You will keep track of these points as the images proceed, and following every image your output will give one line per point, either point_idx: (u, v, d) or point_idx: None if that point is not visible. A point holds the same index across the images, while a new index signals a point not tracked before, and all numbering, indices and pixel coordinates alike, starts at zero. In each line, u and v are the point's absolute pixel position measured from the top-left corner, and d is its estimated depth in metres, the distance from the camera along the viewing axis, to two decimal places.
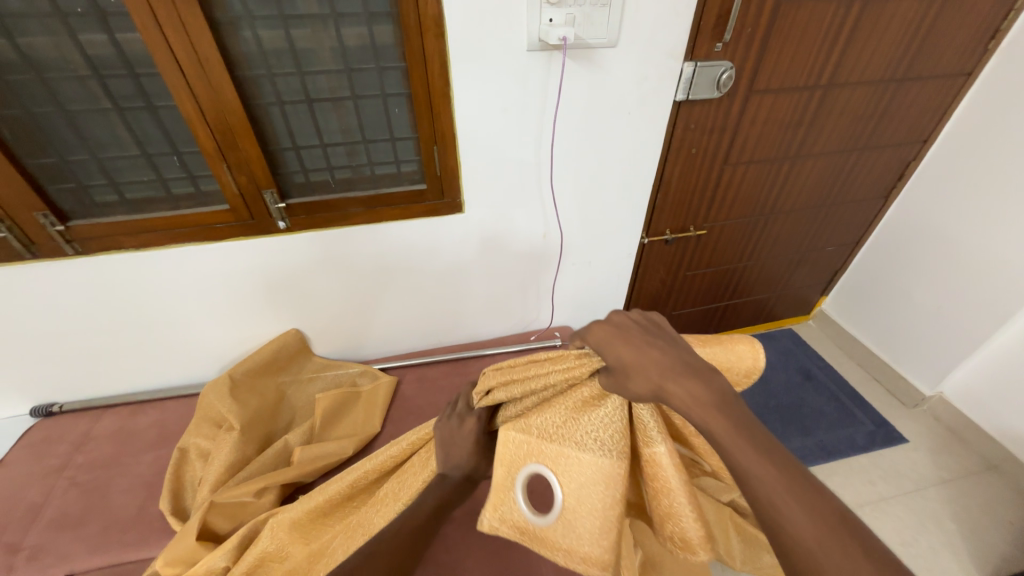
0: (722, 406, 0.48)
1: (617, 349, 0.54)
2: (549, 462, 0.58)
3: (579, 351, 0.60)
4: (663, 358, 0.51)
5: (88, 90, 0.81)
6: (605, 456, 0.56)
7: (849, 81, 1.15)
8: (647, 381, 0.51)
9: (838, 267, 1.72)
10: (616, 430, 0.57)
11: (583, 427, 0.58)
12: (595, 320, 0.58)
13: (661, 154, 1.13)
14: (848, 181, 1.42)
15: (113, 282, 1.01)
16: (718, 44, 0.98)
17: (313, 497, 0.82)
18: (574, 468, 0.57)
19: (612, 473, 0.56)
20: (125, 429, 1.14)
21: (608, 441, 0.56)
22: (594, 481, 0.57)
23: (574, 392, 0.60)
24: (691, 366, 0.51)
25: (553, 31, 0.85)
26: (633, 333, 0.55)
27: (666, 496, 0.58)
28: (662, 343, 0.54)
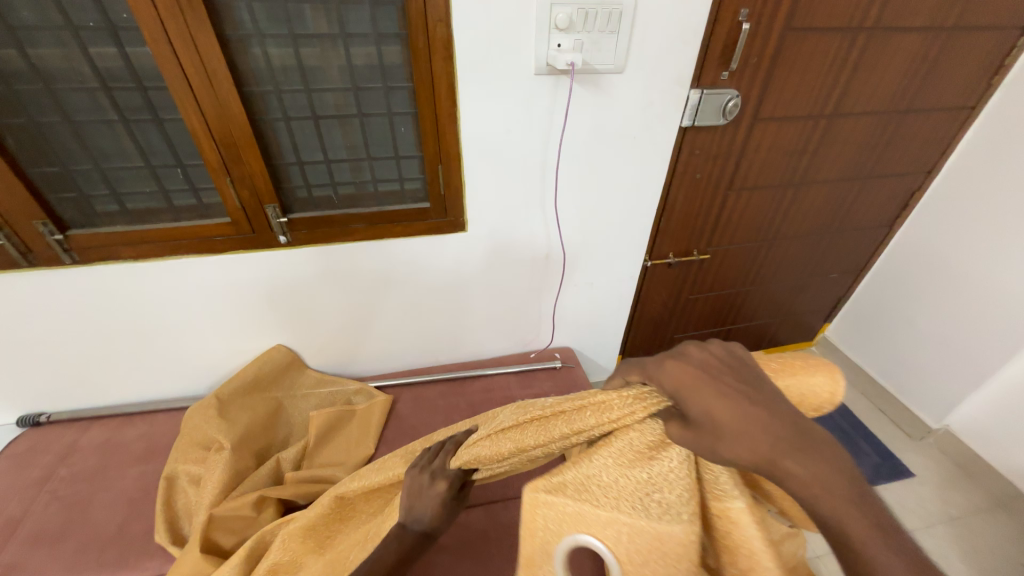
0: (846, 488, 0.40)
1: (704, 398, 0.46)
2: (598, 532, 0.49)
3: (629, 392, 0.54)
4: (772, 421, 0.43)
5: (95, 101, 0.81)
6: (674, 525, 0.46)
7: (854, 111, 1.16)
8: (750, 445, 0.43)
9: (842, 295, 1.71)
10: (685, 490, 0.48)
11: (639, 484, 0.50)
12: (674, 359, 0.50)
13: (665, 179, 1.13)
14: (852, 210, 1.42)
15: (108, 292, 0.99)
16: (724, 72, 0.98)
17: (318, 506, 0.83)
18: (630, 537, 0.48)
19: (687, 545, 0.46)
20: (112, 441, 1.11)
21: (676, 505, 0.47)
22: (663, 553, 0.47)
23: (625, 440, 0.53)
24: (803, 432, 0.42)
25: (561, 56, 0.85)
26: (730, 378, 0.47)
27: (752, 570, 0.48)
28: (766, 394, 0.45)
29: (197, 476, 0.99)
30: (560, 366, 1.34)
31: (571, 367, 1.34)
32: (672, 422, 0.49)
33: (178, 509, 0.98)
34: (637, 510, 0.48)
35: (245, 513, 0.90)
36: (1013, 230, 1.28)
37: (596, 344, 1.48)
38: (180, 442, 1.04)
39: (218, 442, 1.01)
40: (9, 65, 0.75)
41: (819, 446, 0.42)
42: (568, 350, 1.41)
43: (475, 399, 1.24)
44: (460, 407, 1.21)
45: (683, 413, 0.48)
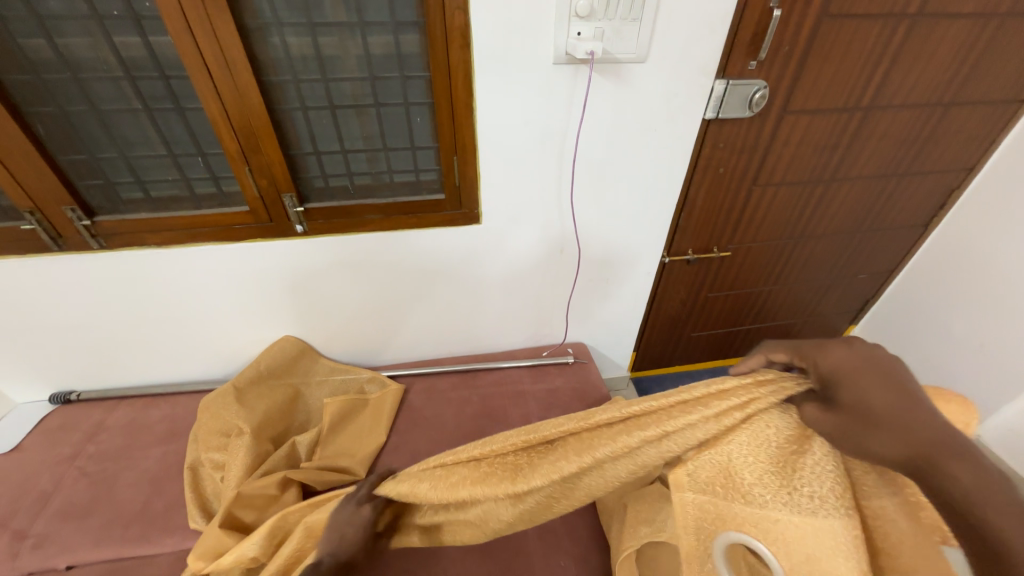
0: (1007, 497, 0.40)
1: (859, 389, 0.50)
2: (751, 524, 0.53)
3: (763, 377, 0.58)
4: (925, 421, 0.46)
5: (121, 90, 0.83)
6: (831, 517, 0.49)
7: (892, 103, 1.10)
8: (902, 444, 0.46)
9: (870, 297, 1.64)
10: (834, 482, 0.50)
11: (786, 476, 0.52)
12: (825, 349, 0.55)
13: (686, 173, 1.10)
14: (886, 207, 1.35)
15: (133, 278, 1.02)
16: (753, 62, 0.94)
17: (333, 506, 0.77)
18: (782, 527, 0.51)
19: (840, 537, 0.48)
20: (137, 421, 1.15)
21: (828, 496, 0.50)
22: (815, 547, 0.49)
23: (758, 429, 0.55)
24: (959, 442, 0.44)
25: (580, 45, 0.83)
26: (883, 377, 0.50)
27: (900, 568, 0.49)
28: (921, 400, 0.48)
29: (219, 463, 1.02)
30: (572, 362, 1.32)
31: (584, 364, 1.33)
32: (809, 405, 0.54)
33: (206, 495, 1.00)
34: (790, 503, 0.51)
35: (268, 492, 0.94)
36: None
37: (610, 340, 1.46)
38: (199, 428, 1.07)
39: (235, 424, 1.04)
40: (39, 54, 0.77)
41: (980, 457, 0.43)
42: (581, 346, 1.39)
43: (487, 392, 1.24)
44: (472, 400, 1.22)
45: (830, 399, 0.52)
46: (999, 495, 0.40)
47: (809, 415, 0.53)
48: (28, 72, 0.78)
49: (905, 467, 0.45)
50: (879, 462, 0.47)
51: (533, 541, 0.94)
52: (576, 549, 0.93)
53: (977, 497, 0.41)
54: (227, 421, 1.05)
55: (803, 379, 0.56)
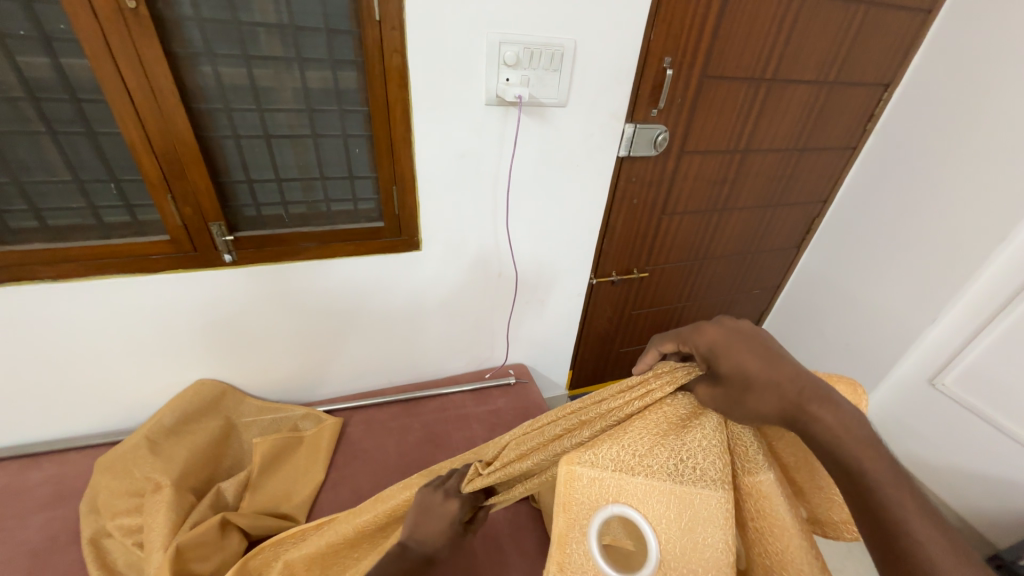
0: (859, 430, 0.51)
1: (739, 359, 0.58)
2: (636, 501, 0.55)
3: (660, 368, 0.65)
4: (794, 377, 0.55)
5: (19, 111, 0.76)
6: (708, 487, 0.55)
7: (763, 147, 1.34)
8: (778, 401, 0.54)
9: (763, 309, 1.91)
10: (716, 456, 0.57)
11: (673, 450, 0.57)
12: (707, 327, 0.64)
13: (607, 204, 1.24)
14: (767, 232, 1.61)
15: (19, 317, 0.90)
16: (654, 109, 1.11)
17: (314, 541, 0.83)
18: (663, 501, 0.55)
19: (718, 507, 0.54)
20: (11, 487, 0.98)
21: (711, 470, 0.56)
22: (699, 517, 0.54)
23: (660, 412, 0.61)
24: (820, 390, 0.54)
25: (509, 89, 0.93)
26: (756, 345, 0.59)
27: (780, 533, 0.56)
28: (787, 360, 0.57)
29: (132, 526, 0.90)
30: (514, 382, 1.37)
31: (525, 383, 1.38)
32: (702, 385, 0.61)
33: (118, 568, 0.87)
34: (673, 474, 0.56)
35: (210, 537, 0.86)
36: (892, 251, 1.52)
37: (548, 359, 1.54)
38: (98, 491, 0.92)
39: (154, 479, 0.92)
40: None
41: (835, 401, 0.53)
42: (522, 367, 1.44)
43: (429, 418, 1.24)
44: (414, 428, 1.20)
45: (715, 373, 0.60)
46: (857, 432, 0.50)
47: (702, 394, 0.60)
48: None
49: (787, 418, 0.53)
50: (764, 421, 0.55)
51: (483, 562, 0.94)
52: (525, 563, 0.95)
53: (842, 435, 0.50)
54: (139, 476, 0.93)
55: (692, 366, 0.63)
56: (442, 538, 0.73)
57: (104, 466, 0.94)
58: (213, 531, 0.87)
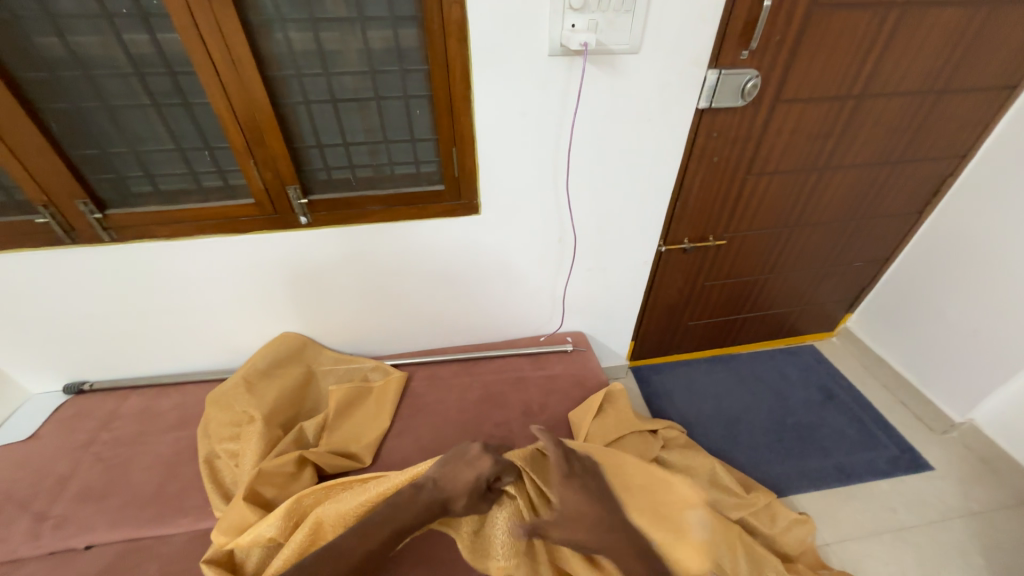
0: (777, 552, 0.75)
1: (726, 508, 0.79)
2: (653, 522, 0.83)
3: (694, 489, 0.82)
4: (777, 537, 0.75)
5: (130, 86, 0.85)
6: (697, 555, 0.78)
7: (884, 91, 1.12)
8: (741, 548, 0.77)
9: (865, 285, 1.67)
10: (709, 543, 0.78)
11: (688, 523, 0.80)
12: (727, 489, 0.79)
13: (682, 163, 1.12)
14: (879, 195, 1.37)
15: (145, 269, 1.06)
16: (745, 52, 0.96)
17: (366, 490, 0.88)
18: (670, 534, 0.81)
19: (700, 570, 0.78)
20: (149, 410, 1.19)
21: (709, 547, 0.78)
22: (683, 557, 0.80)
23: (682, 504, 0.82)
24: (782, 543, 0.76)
25: (575, 36, 0.85)
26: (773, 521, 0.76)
27: None
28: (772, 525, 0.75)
29: (234, 452, 1.04)
30: (571, 350, 1.35)
31: (583, 352, 1.36)
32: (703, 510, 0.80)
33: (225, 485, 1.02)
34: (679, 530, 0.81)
35: (286, 469, 0.97)
36: None
37: (609, 329, 1.49)
38: (209, 419, 1.09)
39: (249, 410, 1.07)
40: (53, 52, 0.80)
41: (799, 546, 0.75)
42: (580, 335, 1.42)
43: (487, 379, 1.27)
44: (472, 387, 1.25)
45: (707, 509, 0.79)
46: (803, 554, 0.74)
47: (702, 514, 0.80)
48: (41, 69, 0.80)
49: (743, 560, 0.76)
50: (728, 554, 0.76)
51: None
52: None
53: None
54: (238, 409, 1.08)
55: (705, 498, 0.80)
56: (461, 489, 0.88)
57: (214, 395, 1.11)
58: (285, 466, 0.97)
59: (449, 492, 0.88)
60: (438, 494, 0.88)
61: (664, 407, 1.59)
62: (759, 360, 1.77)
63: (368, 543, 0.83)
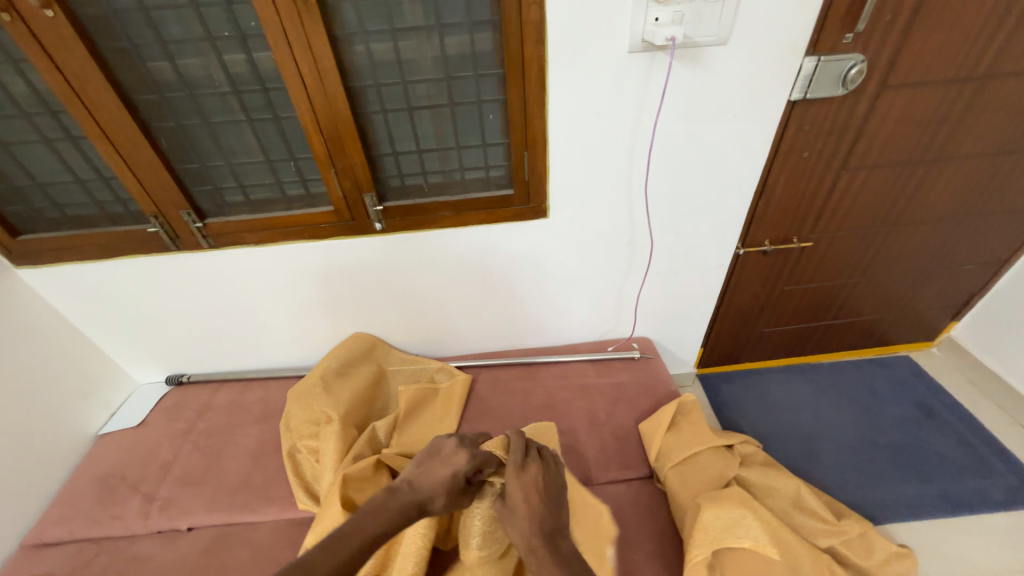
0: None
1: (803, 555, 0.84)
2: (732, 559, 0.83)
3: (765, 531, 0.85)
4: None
5: (227, 103, 0.91)
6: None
7: (1016, 70, 0.97)
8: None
9: (976, 291, 1.48)
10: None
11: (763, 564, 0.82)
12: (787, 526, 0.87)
13: (768, 159, 1.04)
14: (1002, 188, 1.20)
15: (235, 273, 1.13)
16: (849, 34, 0.87)
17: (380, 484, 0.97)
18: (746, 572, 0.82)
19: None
20: (236, 402, 1.28)
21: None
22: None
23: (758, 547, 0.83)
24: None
25: (660, 30, 0.80)
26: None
27: None
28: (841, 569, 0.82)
29: (314, 449, 1.10)
30: (638, 357, 1.30)
31: (650, 359, 1.30)
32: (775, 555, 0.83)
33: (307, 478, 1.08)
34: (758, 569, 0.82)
35: (367, 474, 0.99)
36: None
37: (677, 335, 1.42)
38: (292, 416, 1.15)
39: (325, 412, 1.12)
40: (163, 75, 0.86)
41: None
42: (647, 341, 1.36)
43: (551, 384, 1.26)
44: (537, 392, 1.23)
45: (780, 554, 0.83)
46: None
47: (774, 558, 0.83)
48: (154, 92, 0.88)
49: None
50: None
51: None
52: (648, 544, 0.93)
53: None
54: (317, 409, 1.13)
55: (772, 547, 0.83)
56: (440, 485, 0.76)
57: (294, 396, 1.17)
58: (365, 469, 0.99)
59: (428, 491, 0.75)
60: (418, 497, 0.75)
61: (735, 418, 1.49)
62: (843, 371, 1.61)
63: (342, 549, 0.66)
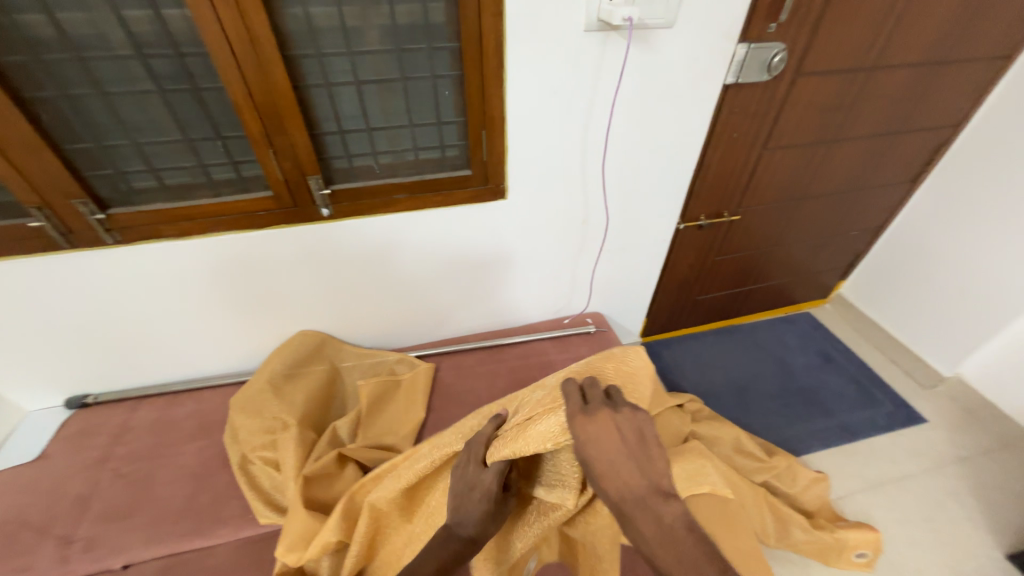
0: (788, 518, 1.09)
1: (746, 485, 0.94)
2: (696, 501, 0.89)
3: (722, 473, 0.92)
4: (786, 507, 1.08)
5: (129, 70, 0.76)
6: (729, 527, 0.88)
7: (894, 63, 1.14)
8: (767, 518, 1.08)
9: (858, 253, 1.75)
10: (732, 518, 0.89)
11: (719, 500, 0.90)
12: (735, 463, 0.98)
13: (704, 139, 1.12)
14: (881, 165, 1.42)
15: (151, 272, 0.98)
16: (773, 25, 0.95)
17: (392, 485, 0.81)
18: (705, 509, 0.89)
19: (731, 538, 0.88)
20: (163, 419, 1.12)
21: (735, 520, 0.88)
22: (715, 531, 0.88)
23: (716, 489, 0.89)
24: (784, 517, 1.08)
25: (617, 11, 0.82)
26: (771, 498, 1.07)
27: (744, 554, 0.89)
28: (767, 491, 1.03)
29: (268, 457, 1.00)
30: (593, 331, 1.36)
31: (605, 332, 1.37)
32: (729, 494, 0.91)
33: (264, 490, 0.98)
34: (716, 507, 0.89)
35: (332, 470, 0.96)
36: None
37: (625, 307, 1.51)
38: (238, 426, 1.04)
39: (282, 415, 1.03)
40: (37, 32, 0.70)
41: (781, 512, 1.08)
42: (600, 315, 1.43)
43: (514, 364, 1.27)
44: (502, 374, 1.24)
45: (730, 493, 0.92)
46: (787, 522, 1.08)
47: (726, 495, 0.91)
48: (26, 53, 0.71)
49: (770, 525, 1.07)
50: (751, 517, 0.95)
51: None
52: None
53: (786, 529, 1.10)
54: (269, 416, 1.03)
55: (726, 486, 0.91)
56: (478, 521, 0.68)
57: (240, 403, 1.06)
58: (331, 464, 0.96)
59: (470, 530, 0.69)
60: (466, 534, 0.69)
61: (678, 380, 1.64)
62: (760, 329, 1.84)
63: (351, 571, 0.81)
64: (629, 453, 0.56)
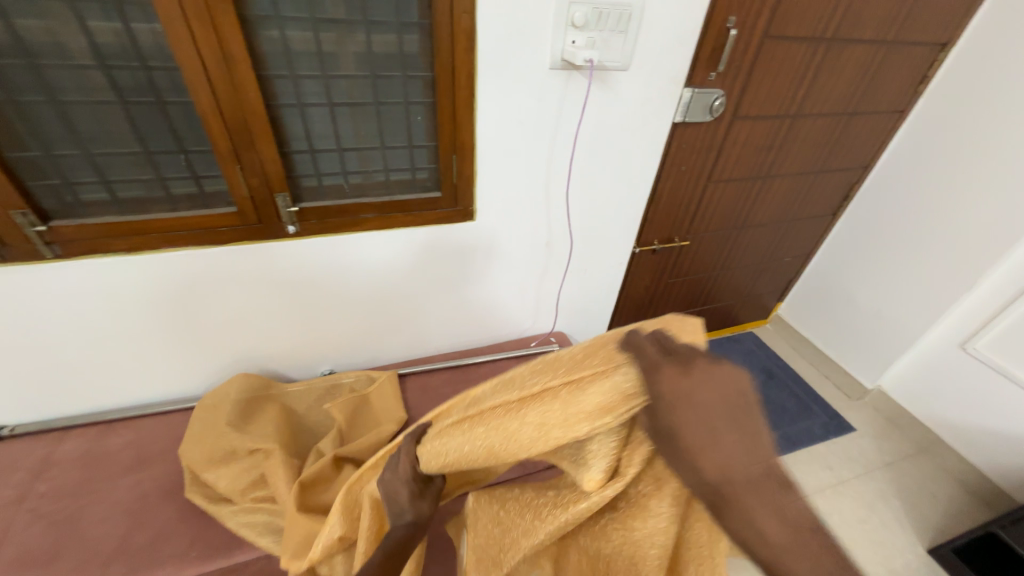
0: None
1: None
2: None
3: None
4: None
5: (88, 79, 0.74)
6: None
7: (813, 112, 1.31)
8: None
9: (792, 278, 1.93)
10: None
11: None
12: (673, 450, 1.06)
13: (656, 170, 1.22)
14: (807, 199, 1.60)
15: (93, 289, 0.92)
16: (712, 73, 1.08)
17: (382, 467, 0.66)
18: None
19: None
20: (94, 451, 1.02)
21: None
22: None
23: None
24: None
25: (578, 53, 0.90)
26: None
27: None
28: None
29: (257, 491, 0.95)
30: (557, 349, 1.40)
31: None
32: None
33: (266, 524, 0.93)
34: None
35: (328, 475, 0.94)
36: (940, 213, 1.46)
37: (587, 326, 1.57)
38: (213, 479, 0.95)
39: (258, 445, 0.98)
40: None
41: None
42: (563, 335, 1.48)
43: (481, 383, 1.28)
44: None
45: None
46: None
47: None
48: None
49: None
50: None
51: None
52: None
53: None
54: (244, 453, 0.97)
55: None
56: (406, 499, 0.59)
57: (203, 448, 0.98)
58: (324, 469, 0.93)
59: (404, 521, 0.59)
60: (397, 532, 0.59)
61: None
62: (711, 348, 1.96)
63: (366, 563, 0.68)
64: (729, 418, 0.39)
